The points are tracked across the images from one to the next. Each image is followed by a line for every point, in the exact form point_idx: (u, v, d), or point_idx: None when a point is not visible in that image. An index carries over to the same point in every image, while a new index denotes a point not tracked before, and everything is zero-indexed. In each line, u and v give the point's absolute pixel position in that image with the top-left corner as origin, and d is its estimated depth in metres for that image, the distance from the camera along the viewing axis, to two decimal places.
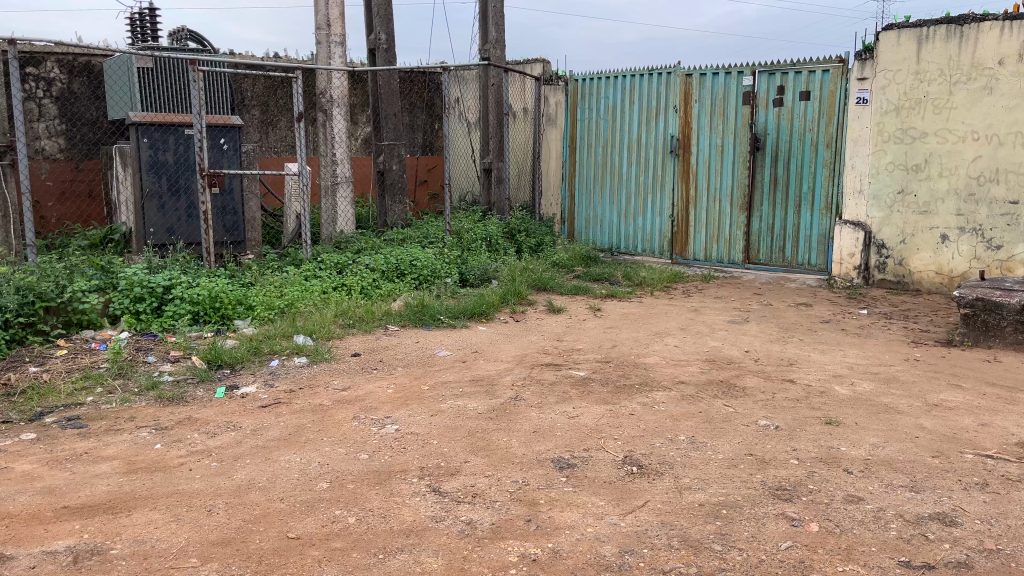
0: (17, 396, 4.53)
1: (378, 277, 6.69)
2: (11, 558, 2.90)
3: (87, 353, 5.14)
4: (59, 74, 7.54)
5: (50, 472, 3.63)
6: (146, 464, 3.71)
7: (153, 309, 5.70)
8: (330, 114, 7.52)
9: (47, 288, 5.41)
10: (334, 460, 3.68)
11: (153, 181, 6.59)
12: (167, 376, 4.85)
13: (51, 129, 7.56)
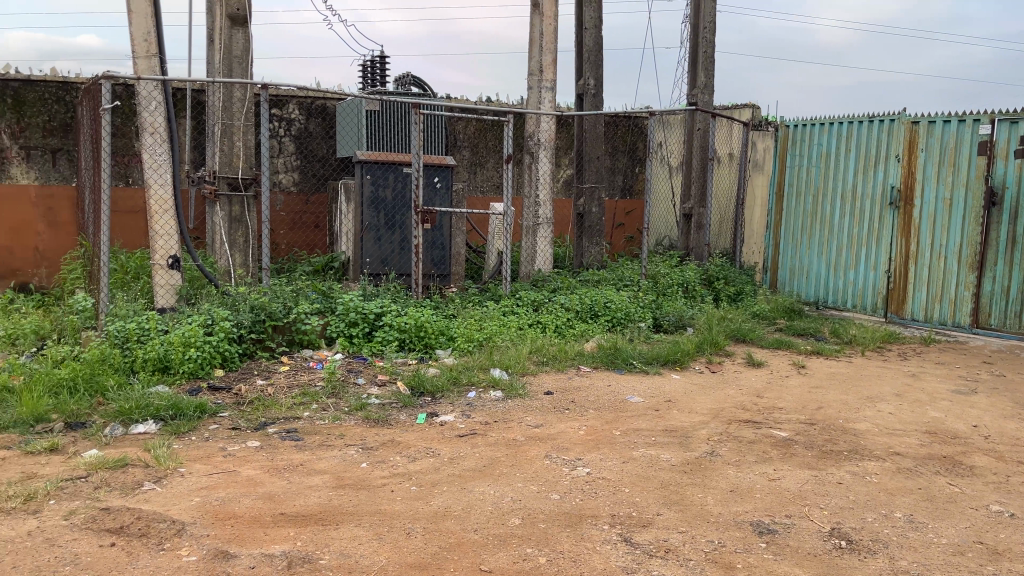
0: (246, 405, 4.99)
1: (573, 317, 6.74)
2: (234, 556, 3.17)
3: (306, 371, 5.57)
4: (299, 115, 8.31)
5: (270, 479, 3.95)
6: (353, 481, 3.94)
7: (364, 334, 6.08)
8: (537, 156, 7.77)
9: (276, 308, 5.94)
10: (527, 497, 3.72)
11: (372, 216, 7.09)
12: (374, 399, 5.13)
13: (288, 164, 8.35)
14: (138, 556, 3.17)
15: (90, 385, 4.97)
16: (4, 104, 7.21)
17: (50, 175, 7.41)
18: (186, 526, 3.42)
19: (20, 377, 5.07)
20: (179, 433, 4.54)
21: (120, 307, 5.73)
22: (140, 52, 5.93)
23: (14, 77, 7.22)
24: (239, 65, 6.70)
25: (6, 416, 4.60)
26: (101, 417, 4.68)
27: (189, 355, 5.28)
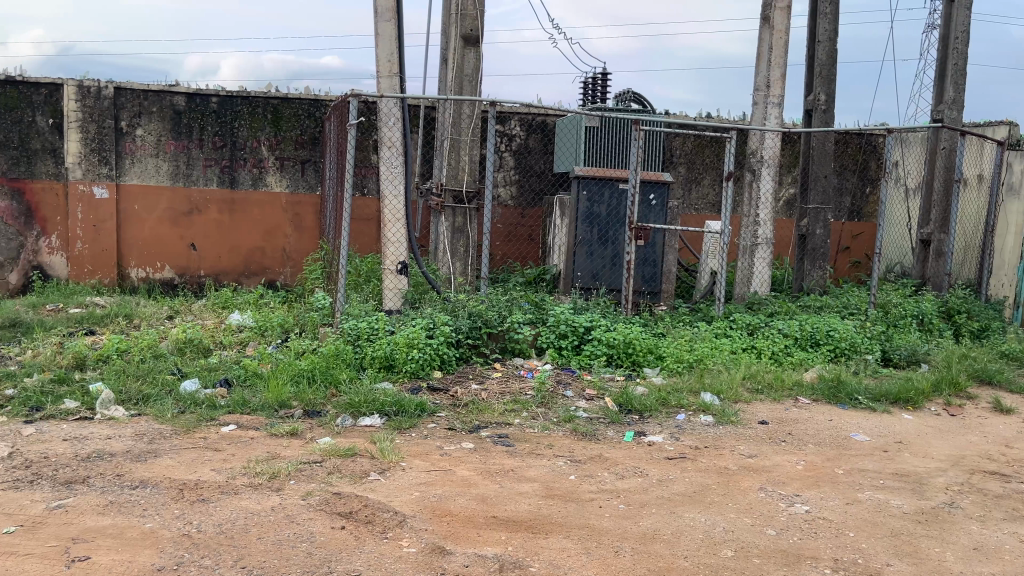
0: (461, 407, 5.21)
1: (791, 344, 6.42)
2: (450, 553, 3.31)
3: (518, 379, 5.71)
4: (519, 131, 8.56)
5: (483, 481, 4.09)
6: (562, 492, 3.98)
7: (573, 347, 6.14)
8: (759, 174, 7.50)
9: (491, 316, 6.16)
10: (740, 529, 3.57)
11: (587, 230, 7.17)
12: (582, 412, 5.17)
13: (507, 178, 8.60)
14: (365, 542, 3.40)
15: (326, 377, 5.41)
16: (265, 120, 7.99)
17: (298, 183, 8.11)
18: (407, 518, 3.62)
19: (267, 365, 5.63)
20: (401, 429, 4.82)
21: (354, 307, 6.19)
22: (384, 72, 6.40)
23: (274, 96, 7.97)
24: (469, 84, 7.04)
25: (256, 399, 5.12)
26: (334, 407, 5.07)
27: (412, 356, 5.60)
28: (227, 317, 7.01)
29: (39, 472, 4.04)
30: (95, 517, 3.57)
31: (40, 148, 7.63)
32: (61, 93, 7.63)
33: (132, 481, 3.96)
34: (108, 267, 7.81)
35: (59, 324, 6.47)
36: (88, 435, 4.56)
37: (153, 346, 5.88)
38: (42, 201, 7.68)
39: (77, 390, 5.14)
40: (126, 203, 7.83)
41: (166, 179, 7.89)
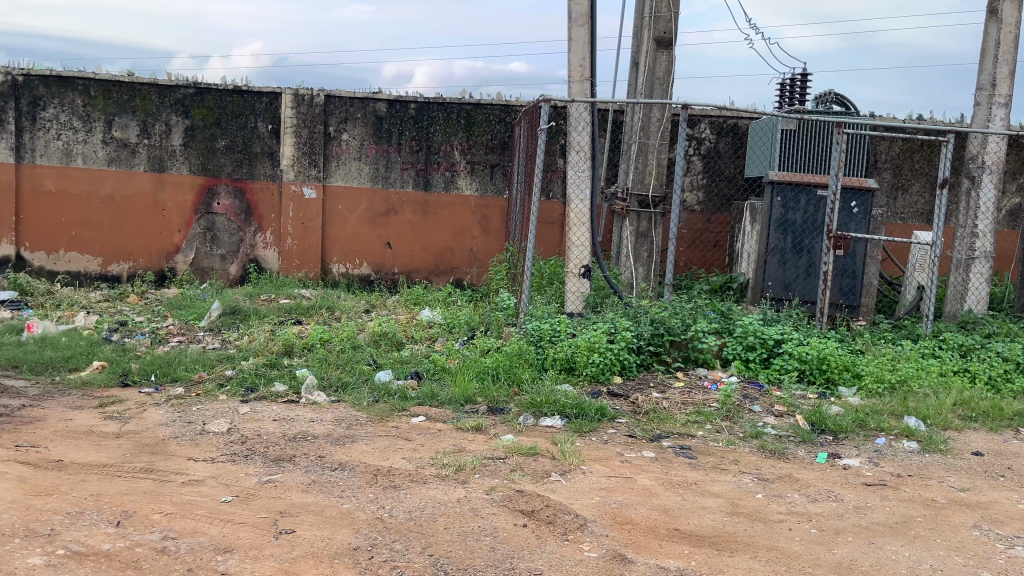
0: (642, 415, 5.14)
1: (1012, 369, 5.80)
2: (631, 562, 3.27)
3: (701, 390, 5.55)
4: (709, 134, 8.33)
5: (665, 492, 4.01)
6: (748, 510, 3.83)
7: (762, 359, 5.88)
8: (979, 181, 6.84)
9: (675, 323, 6.02)
10: (950, 569, 3.27)
11: (779, 238, 6.86)
12: (770, 429, 4.95)
13: (694, 183, 8.40)
14: (547, 542, 3.43)
15: (509, 375, 5.52)
16: (458, 125, 8.30)
17: (487, 186, 8.36)
18: (588, 522, 3.62)
19: (454, 361, 5.83)
20: (582, 432, 4.83)
21: (537, 308, 6.29)
22: (575, 77, 6.45)
23: (468, 101, 8.26)
24: (660, 87, 6.95)
25: (444, 393, 5.32)
26: (517, 406, 5.17)
27: (593, 359, 5.60)
28: (418, 313, 7.35)
29: (253, 448, 4.42)
30: (299, 493, 3.86)
31: (260, 151, 8.33)
32: (279, 101, 8.29)
33: (332, 463, 4.24)
34: (313, 262, 8.42)
35: (272, 313, 7.05)
36: (294, 417, 4.94)
37: (352, 338, 6.27)
38: (260, 200, 8.38)
39: (285, 374, 5.59)
40: (331, 203, 8.40)
41: (366, 181, 8.40)
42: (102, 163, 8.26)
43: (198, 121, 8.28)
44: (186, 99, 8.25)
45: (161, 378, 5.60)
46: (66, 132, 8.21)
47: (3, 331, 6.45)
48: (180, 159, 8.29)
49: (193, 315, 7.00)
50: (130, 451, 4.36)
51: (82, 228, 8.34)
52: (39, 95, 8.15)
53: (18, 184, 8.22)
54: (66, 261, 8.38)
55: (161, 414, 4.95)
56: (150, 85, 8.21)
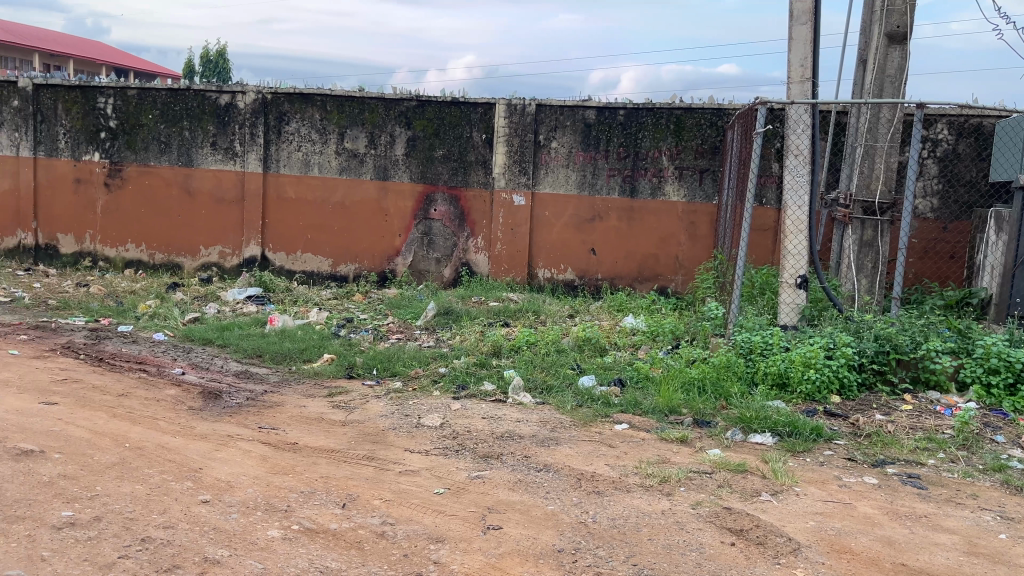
0: (863, 438, 4.79)
1: None
2: None
3: (933, 416, 5.08)
4: (947, 135, 7.62)
5: (889, 523, 3.70)
6: (990, 552, 3.44)
7: (1007, 385, 5.28)
8: None
9: (903, 341, 5.55)
10: None
11: None
12: (1016, 462, 4.43)
13: (928, 188, 7.72)
14: (756, 563, 3.28)
15: (716, 389, 5.36)
16: (667, 130, 8.19)
17: (696, 193, 8.19)
18: (802, 547, 3.42)
19: (659, 370, 5.75)
20: (794, 452, 4.59)
21: (747, 319, 6.04)
22: (795, 77, 6.16)
23: (678, 106, 8.13)
24: (891, 85, 6.45)
25: (648, 402, 5.26)
26: (724, 420, 5.00)
27: (808, 376, 5.31)
28: (622, 320, 7.32)
29: (463, 443, 4.61)
30: (507, 491, 3.97)
31: (474, 160, 8.69)
32: (493, 111, 8.61)
33: (537, 463, 4.33)
34: (521, 267, 8.66)
35: (482, 315, 7.33)
36: (501, 416, 5.10)
37: (557, 342, 6.36)
38: (473, 207, 8.75)
39: (493, 374, 5.79)
40: (540, 209, 8.59)
41: (574, 188, 8.50)
42: (334, 172, 9.00)
43: (419, 132, 8.78)
44: (409, 111, 8.78)
45: (382, 372, 6.00)
46: (305, 144, 9.02)
47: (250, 323, 7.20)
48: (402, 168, 8.85)
49: (410, 314, 7.44)
50: (354, 438, 4.71)
51: (316, 232, 9.11)
52: (284, 111, 9.00)
53: (264, 192, 9.14)
54: (301, 262, 9.20)
55: (381, 406, 5.30)
56: (378, 99, 8.83)
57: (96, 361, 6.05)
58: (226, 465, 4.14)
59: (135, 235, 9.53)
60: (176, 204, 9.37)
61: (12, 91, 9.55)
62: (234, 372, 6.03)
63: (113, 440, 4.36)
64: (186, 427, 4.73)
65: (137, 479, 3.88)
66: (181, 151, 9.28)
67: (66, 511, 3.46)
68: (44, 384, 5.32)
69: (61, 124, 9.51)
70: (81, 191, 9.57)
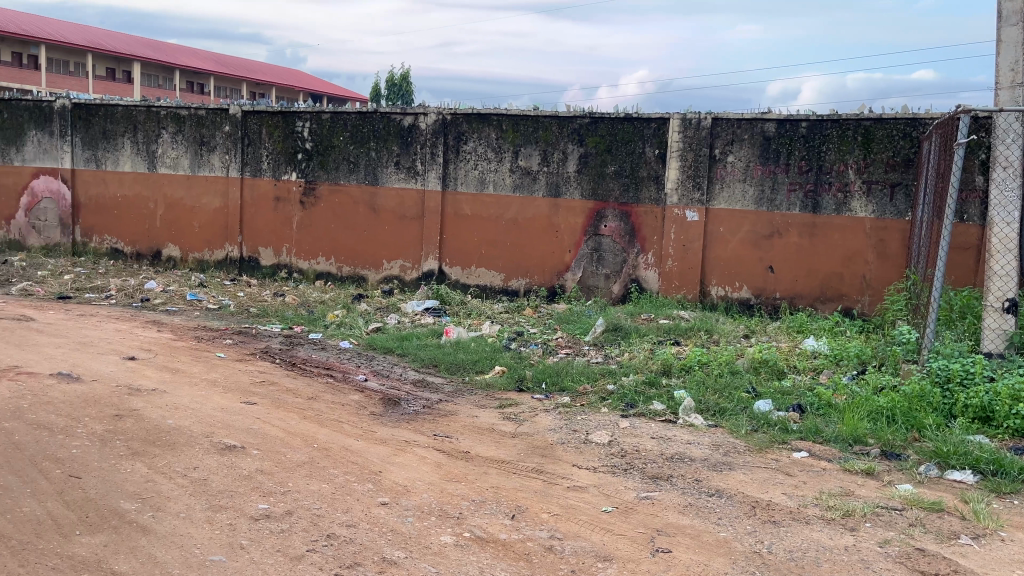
0: None
1: None
2: None
3: None
4: None
5: None
6: None
7: None
8: None
9: None
10: None
11: None
12: None
13: None
14: None
15: (908, 420, 4.98)
16: (855, 142, 7.77)
17: (886, 208, 7.70)
18: None
19: (842, 397, 5.42)
20: (999, 493, 4.16)
21: (945, 345, 5.52)
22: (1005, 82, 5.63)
23: (868, 117, 7.69)
24: None
25: (830, 430, 4.97)
26: (917, 453, 4.63)
27: (1017, 411, 4.83)
28: (802, 342, 6.96)
29: (632, 463, 4.56)
30: (677, 514, 3.88)
31: (646, 176, 8.62)
32: (667, 126, 8.50)
33: (708, 488, 4.20)
34: (693, 285, 8.47)
35: (652, 332, 7.23)
36: (671, 437, 5.00)
37: (730, 363, 6.14)
38: (644, 223, 8.67)
39: (664, 394, 5.68)
40: (714, 225, 8.37)
41: (751, 204, 8.23)
42: (508, 190, 9.23)
43: (592, 148, 8.83)
44: (582, 128, 8.86)
45: (551, 386, 6.06)
46: (481, 162, 9.31)
47: (427, 334, 7.51)
48: (574, 185, 8.93)
49: (579, 330, 7.46)
50: (523, 450, 4.79)
51: (489, 248, 9.36)
52: (462, 131, 9.35)
53: (442, 208, 9.52)
54: (475, 276, 9.49)
55: (550, 420, 5.36)
56: (552, 117, 8.98)
57: (290, 366, 6.54)
58: (403, 470, 4.34)
59: (325, 249, 10.22)
60: (362, 220, 9.96)
61: (224, 118, 10.55)
62: (412, 381, 6.31)
63: (303, 440, 4.68)
64: (368, 431, 5.00)
65: (324, 478, 4.15)
66: (368, 170, 9.86)
67: (262, 504, 3.75)
68: (245, 385, 5.81)
69: (264, 146, 10.39)
70: (280, 208, 10.39)
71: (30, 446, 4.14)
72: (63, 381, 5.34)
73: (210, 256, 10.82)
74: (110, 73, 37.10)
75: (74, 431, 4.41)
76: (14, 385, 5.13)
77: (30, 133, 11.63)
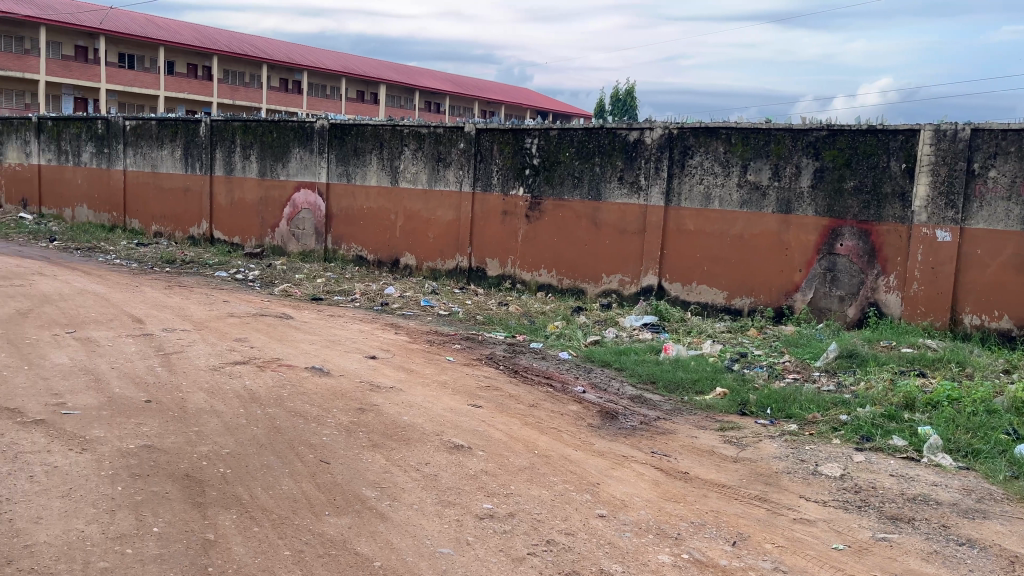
0: None
1: None
2: None
3: None
4: None
5: None
6: None
7: None
8: None
9: None
10: None
11: None
12: None
13: None
14: None
15: None
16: None
17: None
18: None
19: None
20: None
21: None
22: None
23: None
24: None
25: None
26: None
27: None
28: None
29: (867, 500, 4.25)
30: (919, 561, 3.56)
31: (890, 192, 8.02)
32: (916, 138, 7.86)
33: (958, 536, 3.82)
34: (941, 310, 7.74)
35: (892, 361, 6.70)
36: (914, 476, 4.60)
37: (986, 400, 5.51)
38: (887, 243, 8.05)
39: (906, 429, 5.24)
40: (969, 247, 7.62)
41: (1016, 224, 7.44)
42: (735, 206, 8.96)
43: (829, 162, 8.36)
44: (819, 141, 8.41)
45: (776, 412, 5.80)
46: (707, 177, 9.12)
47: (646, 350, 7.47)
48: (807, 201, 8.49)
49: (809, 354, 7.07)
50: (745, 476, 4.62)
51: (713, 264, 9.12)
52: (688, 145, 9.22)
53: (665, 224, 9.42)
54: (696, 293, 9.28)
55: (774, 447, 5.13)
56: (785, 130, 8.62)
57: (512, 373, 6.78)
58: (621, 484, 4.35)
59: (548, 262, 10.48)
60: (585, 234, 10.11)
61: (460, 135, 11.18)
62: (630, 396, 6.30)
63: (524, 445, 4.84)
64: (586, 442, 5.07)
65: (544, 484, 4.26)
66: (592, 185, 10.01)
67: (487, 504, 3.93)
68: (471, 389, 6.10)
69: (495, 162, 10.88)
70: (507, 222, 10.82)
71: (288, 431, 4.62)
72: (315, 374, 5.91)
73: (442, 265, 11.51)
74: (359, 95, 40.65)
75: (324, 421, 4.87)
76: (276, 375, 5.76)
77: (294, 150, 13.03)
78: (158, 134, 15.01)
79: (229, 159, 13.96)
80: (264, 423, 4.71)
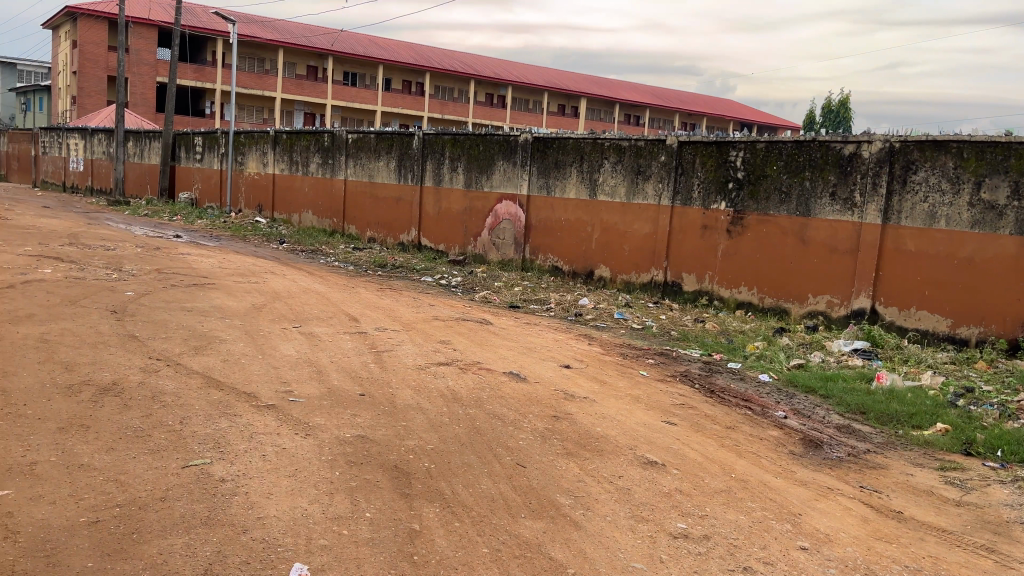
0: None
1: None
2: None
3: None
4: None
5: None
6: None
7: None
8: None
9: None
10: None
11: None
12: None
13: None
14: None
15: None
16: None
17: None
18: None
19: None
20: None
21: None
22: None
23: None
24: None
25: None
26: None
27: None
28: None
29: None
30: None
31: None
32: None
33: None
34: None
35: None
36: None
37: None
38: None
39: None
40: None
41: None
42: (964, 226, 8.21)
43: None
44: None
45: (1008, 455, 5.23)
46: (933, 195, 8.42)
47: (856, 377, 7.01)
48: None
49: None
50: (969, 522, 4.21)
51: (937, 289, 8.38)
52: (912, 160, 8.58)
53: (881, 244, 8.79)
54: (915, 319, 8.56)
55: (1006, 493, 4.63)
56: None
57: (708, 392, 6.61)
58: (825, 518, 4.11)
59: (749, 279, 10.12)
60: (791, 251, 9.66)
61: (661, 148, 11.09)
62: (836, 425, 5.94)
63: (721, 467, 4.71)
64: (787, 470, 4.84)
65: (741, 509, 4.12)
66: (800, 201, 9.56)
67: (682, 524, 3.86)
68: (666, 405, 6.02)
69: (697, 176, 10.68)
70: (707, 236, 10.57)
71: (487, 432, 4.80)
72: (513, 380, 6.08)
73: (636, 278, 11.46)
74: (560, 109, 41.42)
75: (521, 425, 5.01)
76: (476, 378, 6.00)
77: (498, 162, 13.52)
78: (376, 147, 16.14)
79: (438, 170, 14.74)
80: (465, 422, 4.92)
